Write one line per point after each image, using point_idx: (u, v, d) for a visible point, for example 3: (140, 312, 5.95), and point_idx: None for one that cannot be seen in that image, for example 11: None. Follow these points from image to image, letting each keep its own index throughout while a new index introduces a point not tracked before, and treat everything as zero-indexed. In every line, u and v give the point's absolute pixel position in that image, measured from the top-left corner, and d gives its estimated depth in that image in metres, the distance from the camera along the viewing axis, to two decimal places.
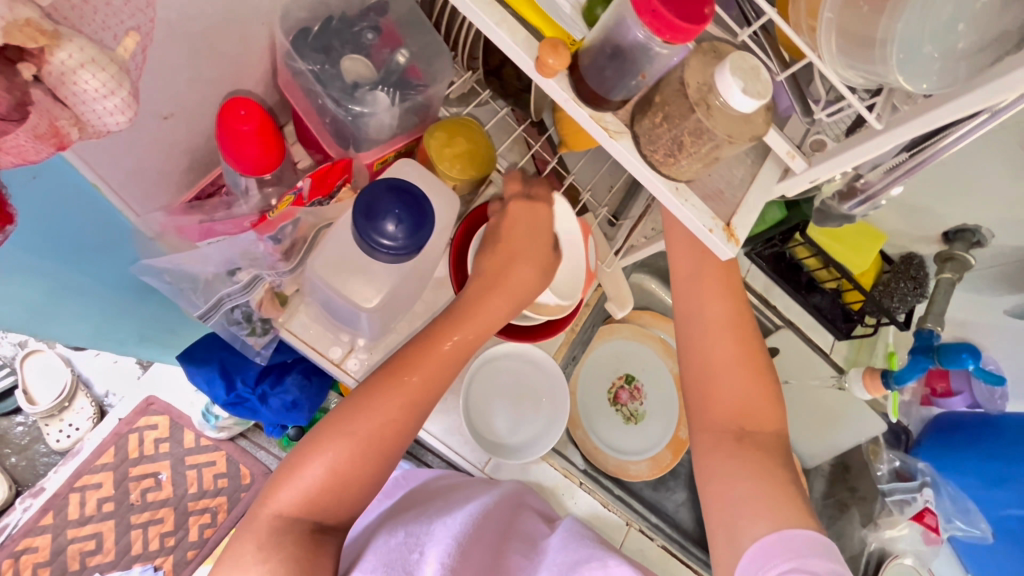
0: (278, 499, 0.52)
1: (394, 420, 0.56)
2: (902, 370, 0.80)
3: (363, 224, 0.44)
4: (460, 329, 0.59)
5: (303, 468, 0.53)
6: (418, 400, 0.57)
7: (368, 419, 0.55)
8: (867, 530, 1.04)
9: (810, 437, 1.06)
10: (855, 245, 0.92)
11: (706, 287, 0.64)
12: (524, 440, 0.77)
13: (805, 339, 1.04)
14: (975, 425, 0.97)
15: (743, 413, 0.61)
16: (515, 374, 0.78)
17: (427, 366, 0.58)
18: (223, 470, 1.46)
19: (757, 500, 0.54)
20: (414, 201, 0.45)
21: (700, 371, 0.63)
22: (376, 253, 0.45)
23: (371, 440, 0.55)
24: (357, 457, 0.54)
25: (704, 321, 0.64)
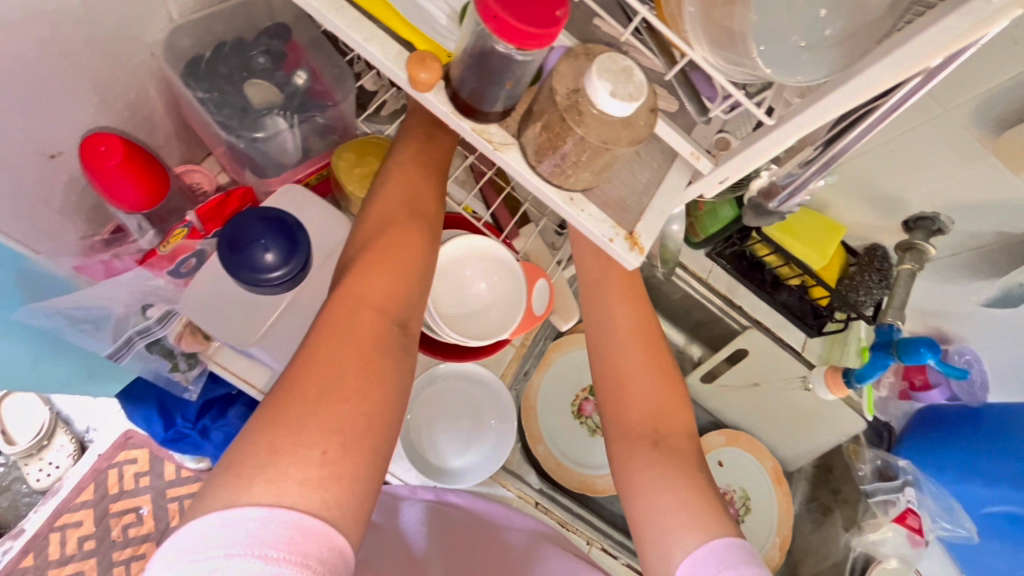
0: (322, 365, 0.42)
1: (411, 257, 0.50)
2: (863, 368, 0.77)
3: (240, 258, 0.51)
4: (421, 164, 0.56)
5: (344, 326, 0.45)
6: (428, 242, 0.52)
7: (386, 255, 0.49)
8: (851, 534, 1.00)
9: (786, 439, 1.06)
10: (813, 238, 0.89)
11: (611, 293, 0.63)
12: (469, 462, 0.74)
13: (777, 340, 0.99)
14: (956, 419, 0.94)
15: (656, 418, 0.58)
16: (453, 393, 0.76)
17: (411, 198, 0.53)
18: None
19: (685, 508, 0.51)
20: (285, 230, 0.53)
21: (611, 375, 0.61)
22: (263, 283, 0.52)
23: (397, 275, 0.49)
24: (390, 293, 0.48)
25: (610, 324, 0.62)
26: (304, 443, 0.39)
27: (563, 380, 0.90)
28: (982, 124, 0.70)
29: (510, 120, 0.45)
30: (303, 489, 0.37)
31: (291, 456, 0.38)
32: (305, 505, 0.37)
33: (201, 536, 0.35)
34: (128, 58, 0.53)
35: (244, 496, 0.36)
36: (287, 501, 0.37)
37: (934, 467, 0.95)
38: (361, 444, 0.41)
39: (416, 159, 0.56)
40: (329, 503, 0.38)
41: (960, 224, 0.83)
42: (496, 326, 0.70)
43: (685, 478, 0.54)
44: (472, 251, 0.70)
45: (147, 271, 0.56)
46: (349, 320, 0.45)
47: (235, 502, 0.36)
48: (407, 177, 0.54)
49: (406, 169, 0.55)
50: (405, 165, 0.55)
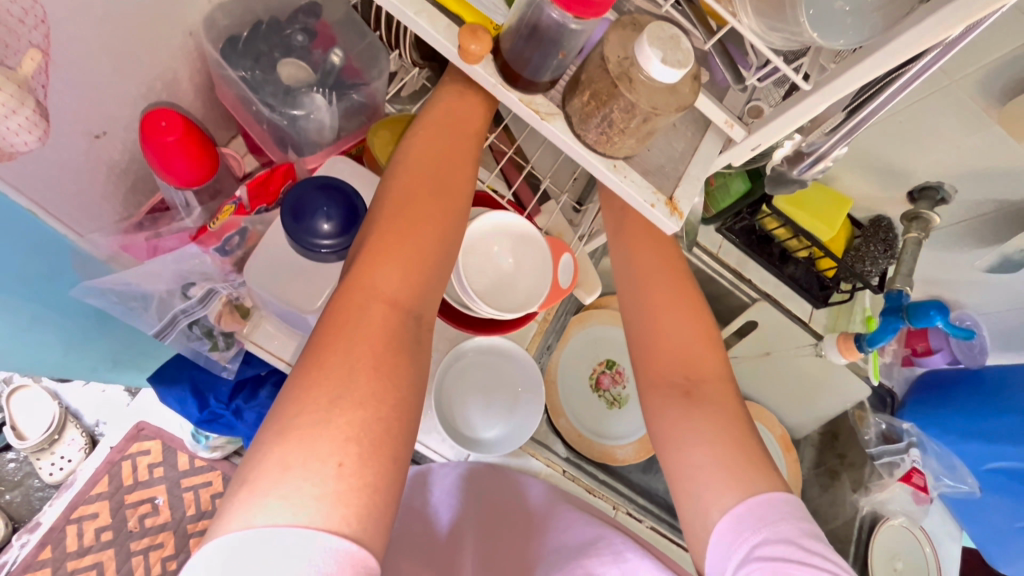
0: (339, 363, 0.43)
1: (428, 241, 0.50)
2: (874, 332, 0.80)
3: (298, 222, 0.53)
4: (436, 137, 0.55)
5: (356, 319, 0.44)
6: (449, 226, 0.52)
7: (394, 245, 0.48)
8: (860, 495, 1.05)
9: (793, 406, 1.11)
10: (821, 211, 0.92)
11: (641, 242, 0.64)
12: (500, 436, 0.76)
13: (784, 309, 1.02)
14: (959, 385, 0.97)
15: (686, 364, 0.59)
16: (486, 367, 0.78)
17: (420, 183, 0.52)
18: (220, 489, 1.46)
19: (729, 470, 0.52)
20: (344, 199, 0.54)
21: (641, 321, 0.62)
22: (319, 250, 0.54)
23: (404, 265, 0.48)
24: (401, 287, 0.47)
25: (636, 271, 0.64)
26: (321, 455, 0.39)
27: (581, 355, 0.93)
28: (987, 94, 0.73)
29: (555, 91, 0.47)
30: (320, 504, 0.37)
31: (306, 470, 0.38)
32: (328, 523, 0.37)
33: (230, 553, 0.35)
34: (169, 37, 0.53)
35: (258, 516, 0.36)
36: (307, 520, 0.37)
37: (934, 426, 1.00)
38: (380, 453, 0.41)
39: (441, 134, 0.55)
40: (350, 518, 0.38)
41: (963, 194, 0.86)
42: (524, 300, 0.71)
43: (719, 426, 0.55)
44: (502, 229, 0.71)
45: (195, 249, 0.57)
46: (361, 318, 0.45)
47: (252, 521, 0.36)
48: (429, 156, 0.53)
49: (430, 147, 0.54)
50: (432, 143, 0.54)
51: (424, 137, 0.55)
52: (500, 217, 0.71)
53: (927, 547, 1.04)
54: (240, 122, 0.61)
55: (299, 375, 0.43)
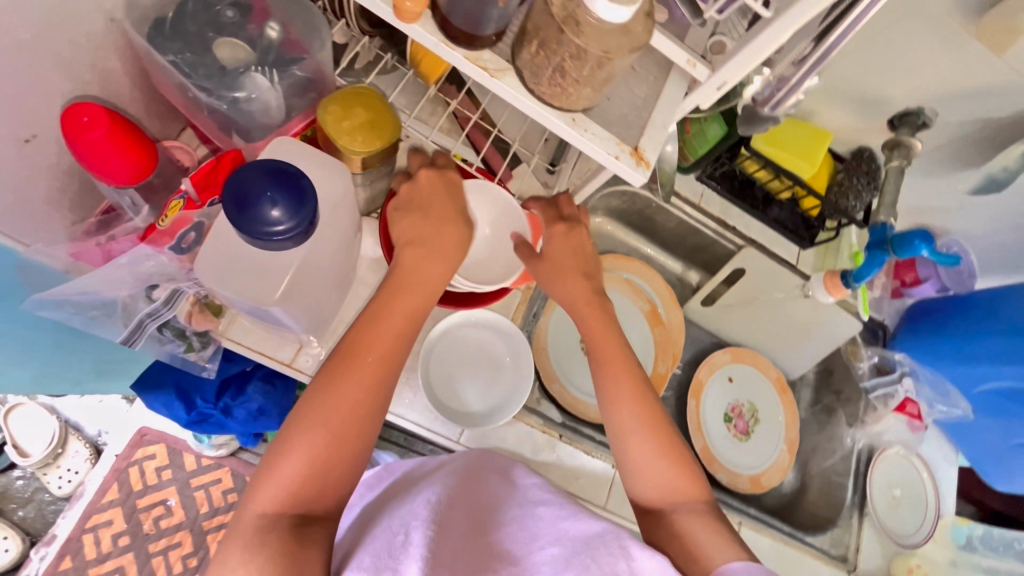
0: (289, 491, 0.48)
1: (362, 391, 0.53)
2: (861, 267, 0.79)
3: (244, 213, 0.47)
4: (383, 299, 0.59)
5: (295, 461, 0.50)
6: (380, 377, 0.55)
7: (333, 397, 0.52)
8: (854, 429, 1.06)
9: (784, 347, 1.11)
10: (801, 148, 0.90)
11: (617, 384, 0.65)
12: (494, 406, 0.75)
13: (770, 255, 1.03)
14: (948, 309, 0.98)
15: (669, 495, 0.61)
16: (473, 342, 0.77)
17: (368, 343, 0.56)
18: (230, 485, 1.48)
19: (723, 545, 0.55)
20: (294, 187, 0.48)
21: (620, 459, 0.64)
22: (273, 241, 0.48)
23: (339, 413, 0.52)
24: (337, 443, 0.51)
25: (614, 420, 0.64)
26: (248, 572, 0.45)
27: (570, 320, 0.93)
28: (963, 8, 0.70)
29: (502, 45, 0.44)
30: None
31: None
32: None
33: None
34: (90, 26, 0.50)
35: None
36: None
37: (924, 353, 1.00)
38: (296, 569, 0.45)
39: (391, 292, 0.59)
40: None
41: (943, 117, 0.84)
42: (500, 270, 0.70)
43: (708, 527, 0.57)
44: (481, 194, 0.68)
45: (147, 249, 0.52)
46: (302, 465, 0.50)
47: None
48: (380, 323, 0.57)
49: (388, 303, 0.58)
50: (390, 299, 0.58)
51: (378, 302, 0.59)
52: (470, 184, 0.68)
53: (923, 472, 1.03)
54: (182, 111, 0.58)
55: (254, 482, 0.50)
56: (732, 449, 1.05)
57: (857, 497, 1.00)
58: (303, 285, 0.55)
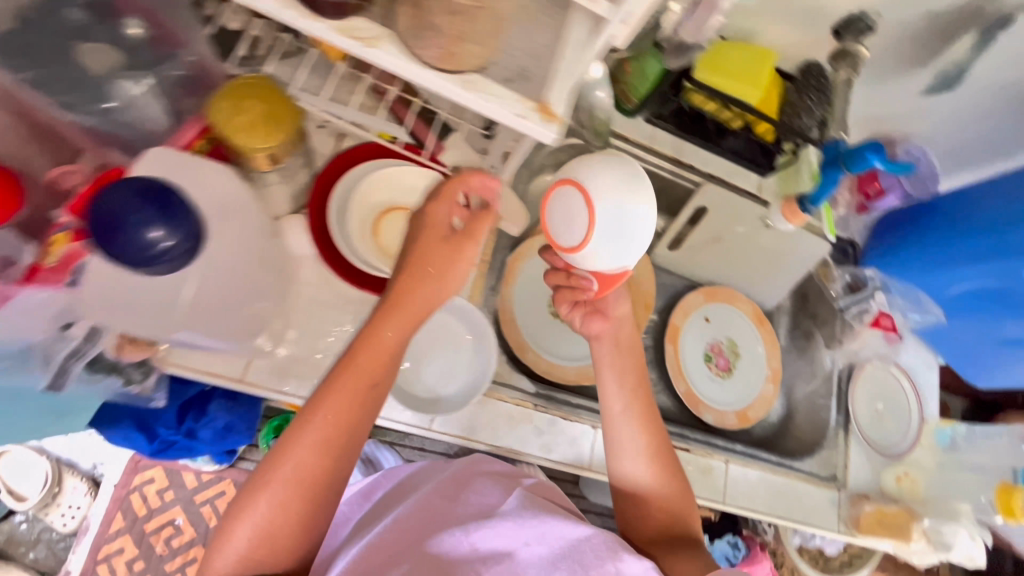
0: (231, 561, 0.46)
1: (319, 465, 0.48)
2: (817, 188, 0.76)
3: (117, 241, 0.43)
4: (357, 353, 0.51)
5: (238, 528, 0.47)
6: (344, 448, 0.49)
7: (285, 470, 0.47)
8: (833, 350, 1.06)
9: (758, 279, 1.09)
10: (747, 71, 0.86)
11: (642, 408, 0.62)
12: (461, 385, 0.73)
13: (731, 188, 1.00)
14: (916, 216, 0.96)
15: (674, 540, 0.59)
16: (428, 329, 0.74)
17: (334, 406, 0.49)
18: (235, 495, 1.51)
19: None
20: (163, 200, 0.44)
21: (627, 486, 0.62)
22: (153, 266, 0.45)
23: (284, 489, 0.47)
24: (287, 523, 0.47)
25: (635, 447, 0.61)
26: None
27: (537, 282, 0.90)
28: None
29: (376, 9, 0.40)
30: None
31: None
32: None
33: None
34: None
35: None
36: None
37: (895, 265, 1.00)
38: None
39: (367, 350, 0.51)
40: None
41: (888, 17, 0.81)
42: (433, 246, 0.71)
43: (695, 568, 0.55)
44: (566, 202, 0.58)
45: (37, 290, 0.50)
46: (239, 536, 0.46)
47: None
48: (341, 387, 0.49)
49: (346, 367, 0.50)
50: (351, 364, 0.50)
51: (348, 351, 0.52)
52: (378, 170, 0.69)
53: (904, 381, 1.04)
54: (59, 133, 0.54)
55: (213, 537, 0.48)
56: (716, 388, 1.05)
57: (841, 417, 1.00)
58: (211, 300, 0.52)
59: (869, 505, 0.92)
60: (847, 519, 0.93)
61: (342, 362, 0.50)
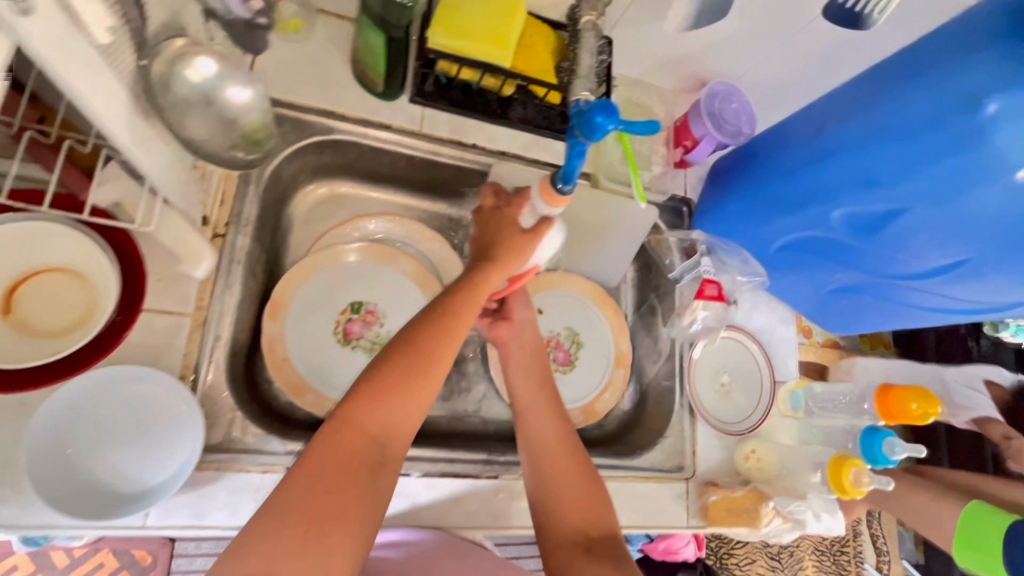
0: (331, 455, 0.51)
1: (415, 402, 0.56)
2: (564, 163, 0.63)
3: None
4: (442, 320, 0.61)
5: (337, 436, 0.52)
6: (417, 395, 0.56)
7: (399, 386, 0.55)
8: (670, 327, 0.94)
9: (589, 257, 0.99)
10: (485, 28, 0.71)
11: (543, 402, 0.76)
12: (170, 467, 0.61)
13: (528, 162, 0.88)
14: (739, 165, 0.85)
15: (582, 520, 0.67)
16: (113, 408, 0.61)
17: (437, 348, 0.59)
18: (115, 564, 1.44)
19: None
20: None
21: (544, 487, 0.70)
22: None
23: (391, 403, 0.55)
24: (398, 420, 0.55)
25: (553, 443, 0.72)
26: (283, 529, 0.46)
27: (316, 312, 0.84)
28: None
29: None
30: None
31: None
32: None
33: None
34: None
35: None
36: None
37: (722, 222, 0.89)
38: (325, 522, 0.48)
39: (437, 323, 0.60)
40: None
41: None
42: (76, 328, 0.59)
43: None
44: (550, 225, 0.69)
45: None
46: (327, 452, 0.51)
47: None
48: (397, 357, 0.57)
49: (462, 311, 0.63)
50: (439, 316, 0.61)
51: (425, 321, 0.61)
52: None
53: (751, 346, 0.94)
54: None
55: (349, 399, 0.55)
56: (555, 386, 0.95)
57: (686, 398, 0.90)
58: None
59: (714, 494, 0.84)
60: (696, 511, 0.85)
61: (426, 330, 0.59)
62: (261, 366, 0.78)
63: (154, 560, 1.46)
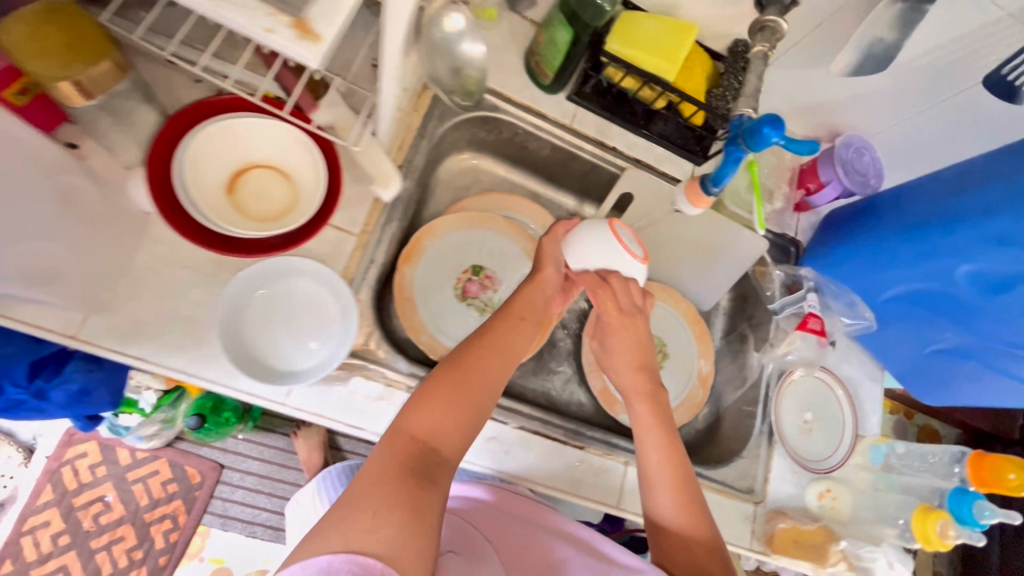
0: (395, 455, 0.51)
1: (469, 404, 0.58)
2: (718, 168, 0.70)
3: None
4: (485, 339, 0.64)
5: (399, 437, 0.53)
6: (468, 398, 0.58)
7: (443, 403, 0.56)
8: (763, 353, 0.97)
9: (693, 274, 1.02)
10: (661, 45, 0.79)
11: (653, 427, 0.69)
12: (318, 362, 0.69)
13: (656, 173, 0.94)
14: (857, 213, 0.89)
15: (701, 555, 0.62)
16: (288, 297, 0.69)
17: (481, 359, 0.61)
18: (169, 476, 1.53)
19: None
20: None
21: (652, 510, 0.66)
22: None
23: (444, 404, 0.57)
24: (452, 423, 0.56)
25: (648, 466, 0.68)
26: (357, 514, 0.45)
27: (441, 265, 0.92)
28: None
29: None
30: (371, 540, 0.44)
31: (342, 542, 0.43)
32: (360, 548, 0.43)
33: None
34: None
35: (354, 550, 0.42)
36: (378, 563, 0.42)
37: (834, 263, 0.93)
38: (401, 506, 0.47)
39: (487, 342, 0.63)
40: (384, 540, 0.44)
41: None
42: (251, 220, 0.67)
43: None
44: (617, 281, 0.72)
45: None
46: (391, 449, 0.52)
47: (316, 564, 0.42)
48: (446, 369, 0.60)
49: (501, 339, 0.65)
50: (488, 333, 0.65)
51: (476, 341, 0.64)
52: (224, 125, 0.64)
53: (837, 390, 0.96)
54: None
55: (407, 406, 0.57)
56: None
57: (766, 425, 0.92)
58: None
59: (783, 522, 0.84)
60: (761, 536, 0.85)
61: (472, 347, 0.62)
62: (388, 300, 0.86)
63: (202, 480, 1.55)
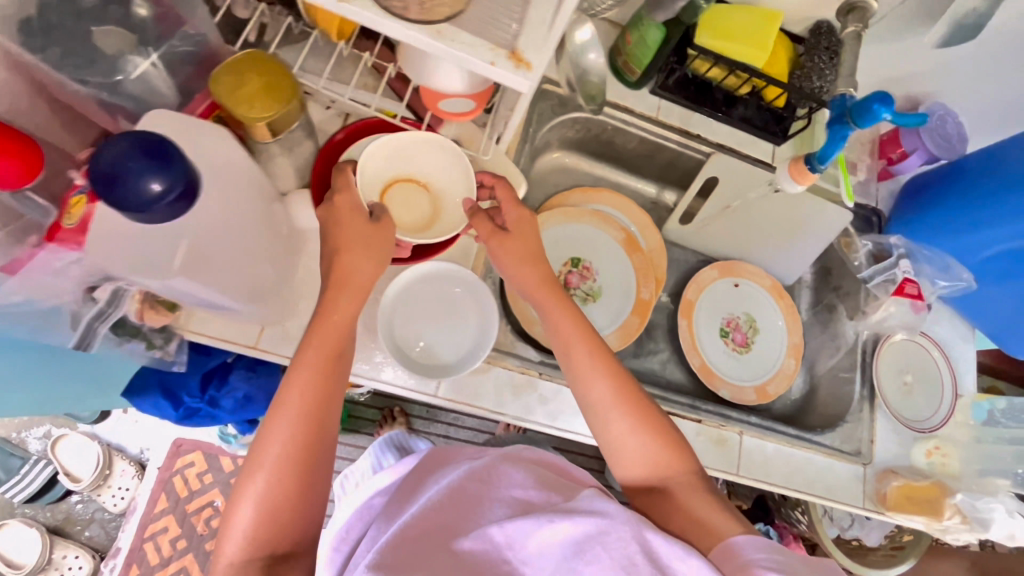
0: (229, 551, 0.50)
1: (304, 445, 0.53)
2: (823, 147, 0.73)
3: (116, 193, 0.40)
4: (309, 345, 0.57)
5: (233, 528, 0.51)
6: (308, 437, 0.54)
7: (258, 483, 0.52)
8: (856, 321, 1.00)
9: (776, 251, 1.05)
10: (752, 34, 0.83)
11: (582, 363, 0.64)
12: (462, 356, 0.75)
13: (740, 157, 0.97)
14: (944, 180, 0.92)
15: (649, 465, 0.61)
16: (430, 297, 0.76)
17: (301, 378, 0.55)
18: None
19: (704, 523, 0.56)
20: (157, 148, 0.40)
21: (600, 436, 0.64)
22: (153, 213, 0.41)
23: (277, 460, 0.52)
24: (291, 478, 0.52)
25: (589, 400, 0.64)
26: None
27: None
28: None
29: None
30: None
31: None
32: None
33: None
34: None
35: None
36: None
37: (924, 231, 0.96)
38: None
39: (303, 371, 0.55)
40: None
41: None
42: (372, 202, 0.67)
43: (701, 502, 0.58)
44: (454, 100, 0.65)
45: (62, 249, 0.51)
46: (226, 542, 0.51)
47: None
48: (275, 409, 0.54)
49: (296, 384, 0.55)
50: (312, 340, 0.57)
51: (298, 370, 0.56)
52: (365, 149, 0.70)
53: (934, 352, 1.00)
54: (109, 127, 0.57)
55: (240, 482, 0.53)
56: (731, 363, 1.02)
57: (866, 389, 0.95)
58: (214, 258, 0.52)
59: (896, 480, 0.87)
60: (873, 496, 0.88)
61: (291, 374, 0.55)
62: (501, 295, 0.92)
63: None
